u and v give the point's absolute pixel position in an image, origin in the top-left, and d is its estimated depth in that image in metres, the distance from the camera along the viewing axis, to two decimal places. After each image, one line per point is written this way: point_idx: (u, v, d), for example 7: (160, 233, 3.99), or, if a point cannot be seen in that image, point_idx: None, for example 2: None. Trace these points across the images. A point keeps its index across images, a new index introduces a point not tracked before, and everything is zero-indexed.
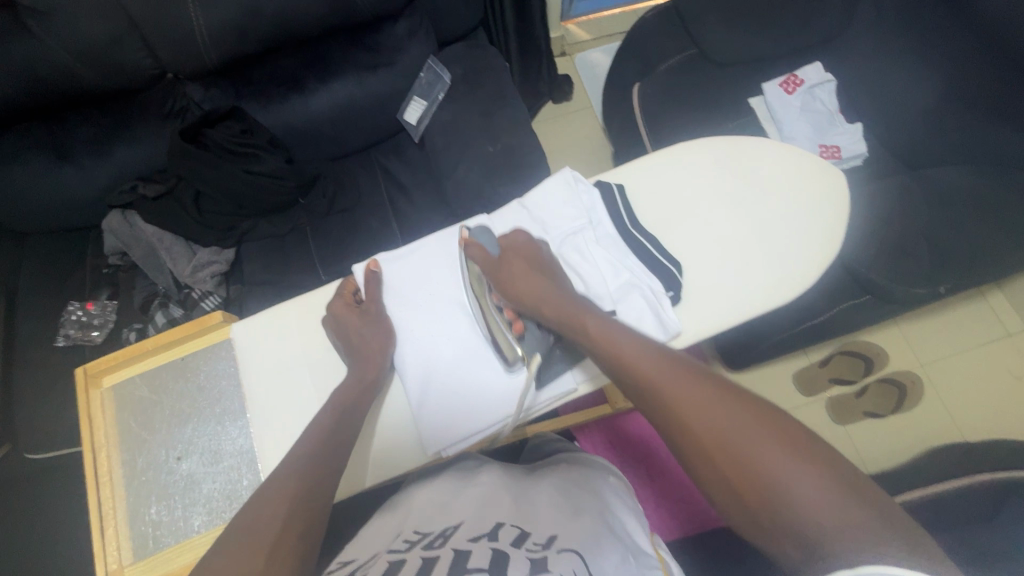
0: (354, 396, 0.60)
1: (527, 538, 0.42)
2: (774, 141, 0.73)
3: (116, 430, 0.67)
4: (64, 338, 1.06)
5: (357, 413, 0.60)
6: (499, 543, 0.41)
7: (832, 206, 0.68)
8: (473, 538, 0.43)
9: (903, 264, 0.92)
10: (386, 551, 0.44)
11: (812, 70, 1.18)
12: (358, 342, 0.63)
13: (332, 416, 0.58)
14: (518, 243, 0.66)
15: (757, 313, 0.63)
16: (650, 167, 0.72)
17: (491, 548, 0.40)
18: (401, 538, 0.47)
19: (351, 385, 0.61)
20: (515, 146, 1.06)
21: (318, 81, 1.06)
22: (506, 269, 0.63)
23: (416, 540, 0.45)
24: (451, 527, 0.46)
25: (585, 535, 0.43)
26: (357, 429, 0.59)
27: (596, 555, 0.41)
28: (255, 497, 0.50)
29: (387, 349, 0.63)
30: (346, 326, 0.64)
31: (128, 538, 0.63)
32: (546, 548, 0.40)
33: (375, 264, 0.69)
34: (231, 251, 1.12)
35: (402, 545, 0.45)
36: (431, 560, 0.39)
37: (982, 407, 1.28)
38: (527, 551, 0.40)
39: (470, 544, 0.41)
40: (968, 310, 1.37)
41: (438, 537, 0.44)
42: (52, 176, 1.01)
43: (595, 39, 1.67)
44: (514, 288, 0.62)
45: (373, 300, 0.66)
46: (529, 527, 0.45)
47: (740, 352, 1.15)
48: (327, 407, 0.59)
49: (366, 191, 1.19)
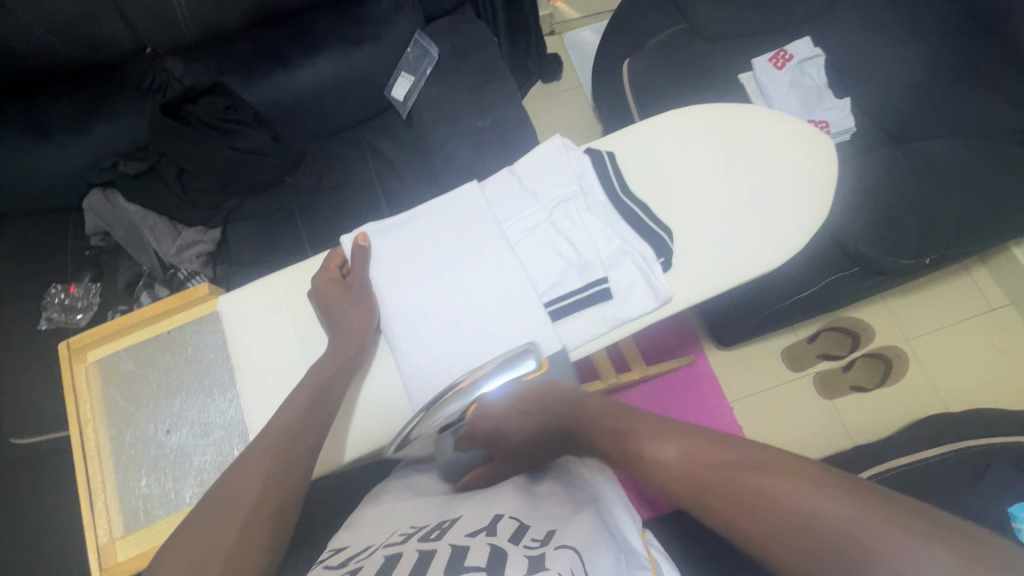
0: (337, 366, 0.60)
1: (525, 534, 0.42)
2: (762, 108, 0.72)
3: (103, 404, 0.66)
4: (47, 321, 1.05)
5: (335, 386, 0.60)
6: (498, 538, 0.41)
7: (821, 172, 0.69)
8: (471, 532, 0.43)
9: (891, 235, 0.93)
10: (383, 544, 0.44)
11: (801, 45, 1.16)
12: (342, 315, 0.62)
13: (311, 391, 0.58)
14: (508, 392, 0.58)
15: (748, 277, 0.64)
16: (640, 134, 0.72)
17: (489, 544, 0.40)
18: (398, 531, 0.47)
19: (336, 355, 0.61)
20: (504, 120, 1.05)
21: (303, 56, 1.04)
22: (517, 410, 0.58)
23: (412, 533, 0.45)
24: (448, 520, 0.47)
25: (581, 530, 0.43)
26: (339, 401, 0.59)
27: (592, 547, 0.40)
28: (222, 483, 0.50)
29: (371, 325, 0.63)
30: (332, 301, 0.63)
31: (119, 511, 0.62)
32: (545, 545, 0.40)
33: (363, 236, 0.67)
34: (218, 230, 1.09)
35: (398, 537, 0.45)
36: (428, 553, 0.40)
37: (965, 379, 1.31)
38: (525, 549, 0.39)
39: (467, 539, 0.41)
40: (953, 285, 1.39)
41: (434, 529, 0.45)
42: (29, 155, 0.98)
43: (583, 18, 1.65)
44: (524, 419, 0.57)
45: (361, 274, 0.65)
46: (528, 519, 0.45)
47: (731, 327, 1.16)
48: (306, 386, 0.58)
49: (355, 169, 1.17)
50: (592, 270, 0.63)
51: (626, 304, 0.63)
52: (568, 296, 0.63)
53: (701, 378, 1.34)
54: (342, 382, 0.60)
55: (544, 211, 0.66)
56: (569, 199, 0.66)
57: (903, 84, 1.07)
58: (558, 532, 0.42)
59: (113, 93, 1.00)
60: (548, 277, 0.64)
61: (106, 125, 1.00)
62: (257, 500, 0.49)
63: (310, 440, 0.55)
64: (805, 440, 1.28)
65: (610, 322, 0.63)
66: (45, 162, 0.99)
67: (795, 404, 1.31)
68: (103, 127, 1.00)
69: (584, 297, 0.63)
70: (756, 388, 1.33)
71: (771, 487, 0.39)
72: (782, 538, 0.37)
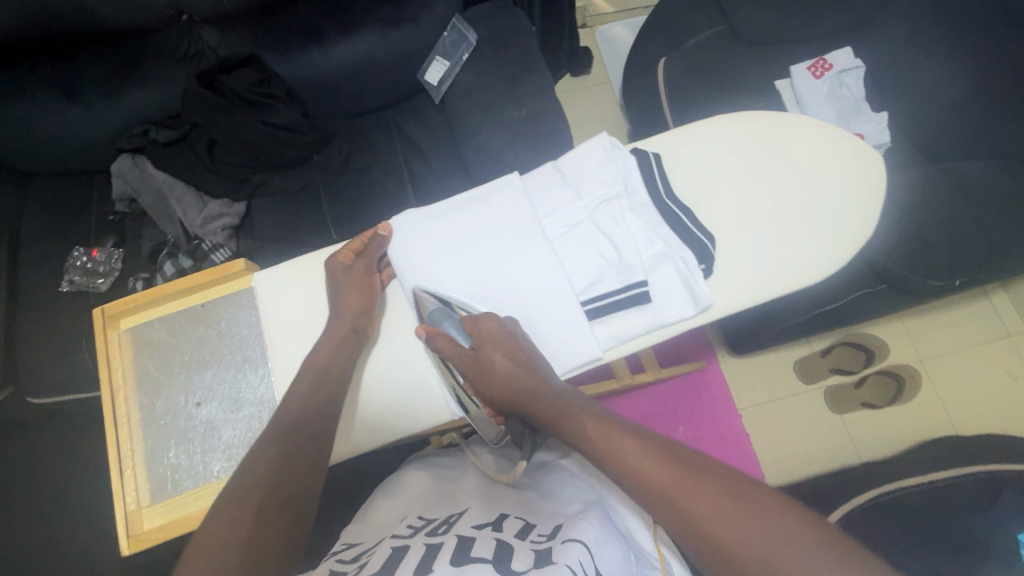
0: (333, 351, 0.60)
1: (531, 531, 0.46)
2: (812, 120, 0.71)
3: (134, 371, 0.66)
4: (68, 283, 1.05)
5: (334, 369, 0.59)
6: (505, 534, 0.45)
7: (869, 188, 0.68)
8: (477, 525, 0.47)
9: (922, 255, 0.92)
10: (392, 536, 0.47)
11: (842, 55, 1.15)
12: (340, 296, 0.63)
13: (307, 381, 0.58)
14: (491, 332, 0.58)
15: (785, 290, 0.64)
16: (687, 138, 0.71)
17: (496, 538, 0.44)
18: (406, 524, 0.51)
19: (330, 337, 0.60)
20: (539, 112, 1.03)
21: (339, 34, 1.02)
22: (483, 368, 0.57)
23: (420, 527, 0.48)
24: (455, 514, 0.51)
25: (588, 524, 0.46)
26: (341, 393, 0.59)
27: (596, 540, 0.44)
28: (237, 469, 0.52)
29: (369, 309, 0.63)
30: (337, 285, 0.63)
31: (146, 479, 0.62)
32: (550, 539, 0.44)
33: (386, 226, 0.67)
34: (243, 204, 1.09)
35: (407, 530, 0.48)
36: (435, 547, 0.42)
37: (976, 403, 1.30)
38: (532, 543, 0.43)
39: (474, 531, 0.45)
40: (970, 308, 1.38)
41: (442, 523, 0.48)
42: (58, 115, 0.97)
43: (618, 12, 1.64)
44: (494, 386, 0.57)
45: (365, 259, 0.65)
46: (533, 520, 0.49)
47: (748, 336, 1.16)
48: (308, 368, 0.59)
49: (381, 153, 1.16)
50: (634, 271, 0.62)
51: (665, 308, 0.63)
52: (606, 297, 0.63)
53: (713, 385, 1.34)
54: (340, 366, 0.60)
55: (586, 209, 0.65)
56: (613, 199, 0.65)
57: (942, 105, 1.06)
58: (565, 527, 0.46)
59: (145, 60, 1.00)
60: (587, 276, 0.64)
61: (137, 90, 0.99)
62: (271, 486, 0.51)
63: (321, 416, 0.57)
64: (812, 454, 1.28)
65: (649, 324, 0.63)
66: (75, 125, 0.99)
67: (804, 417, 1.31)
68: (137, 92, 0.99)
69: (622, 298, 0.63)
70: (766, 398, 1.33)
71: (681, 492, 0.45)
72: (678, 519, 0.44)
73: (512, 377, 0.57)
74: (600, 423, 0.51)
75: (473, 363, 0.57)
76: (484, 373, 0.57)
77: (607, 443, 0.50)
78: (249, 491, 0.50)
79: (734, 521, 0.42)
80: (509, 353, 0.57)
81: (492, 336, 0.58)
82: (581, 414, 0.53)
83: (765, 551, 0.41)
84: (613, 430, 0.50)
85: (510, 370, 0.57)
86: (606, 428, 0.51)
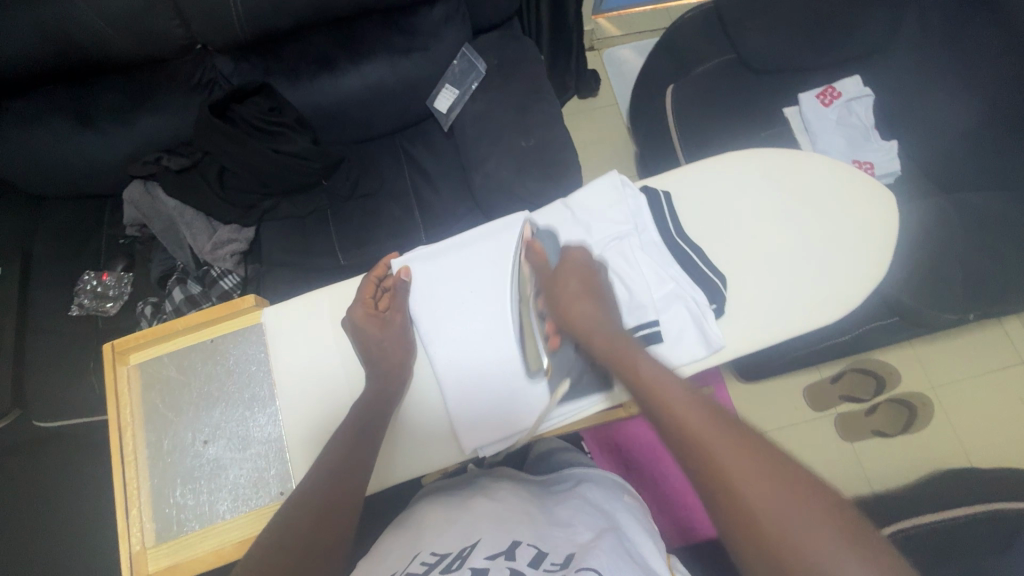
0: (375, 400, 0.60)
1: (545, 559, 0.45)
2: (822, 157, 0.71)
3: (142, 409, 0.66)
4: (78, 307, 1.06)
5: (380, 419, 0.59)
6: (517, 563, 0.44)
7: (882, 227, 0.67)
8: (491, 555, 0.45)
9: (934, 287, 0.91)
10: (405, 574, 0.45)
11: (851, 83, 1.16)
12: (378, 353, 0.63)
13: (354, 428, 0.57)
14: (576, 261, 0.63)
15: (797, 330, 0.63)
16: (695, 175, 0.71)
17: (510, 569, 0.42)
18: (418, 559, 0.48)
19: (376, 386, 0.61)
20: (548, 140, 1.04)
21: (350, 62, 1.03)
22: (560, 286, 0.62)
23: (433, 563, 0.46)
24: (468, 546, 0.49)
25: (600, 554, 0.45)
26: (378, 443, 0.58)
27: (610, 568, 0.43)
28: (283, 512, 0.51)
29: (405, 359, 0.64)
30: (369, 338, 0.63)
31: (151, 520, 0.62)
32: (563, 569, 0.43)
33: (407, 270, 0.68)
34: (251, 230, 1.10)
35: (420, 566, 0.46)
36: None
37: (989, 432, 1.28)
38: (546, 573, 0.42)
39: (488, 561, 0.44)
40: (981, 334, 1.36)
41: (455, 559, 0.46)
42: (74, 142, 0.99)
43: (624, 36, 1.65)
44: (564, 311, 0.61)
45: (398, 311, 0.67)
46: (546, 548, 0.48)
47: (757, 364, 1.15)
48: (352, 419, 0.58)
49: (390, 178, 1.17)
50: (645, 311, 0.62)
51: (676, 349, 0.63)
52: None
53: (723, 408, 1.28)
54: (370, 417, 0.58)
55: (596, 248, 0.66)
56: (622, 238, 0.65)
57: (953, 134, 1.05)
58: (578, 556, 0.45)
59: (159, 88, 1.01)
60: None
61: (151, 117, 1.00)
62: (314, 536, 0.49)
63: (357, 460, 0.56)
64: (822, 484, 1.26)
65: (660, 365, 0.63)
66: (90, 149, 1.00)
67: (814, 445, 1.29)
68: (149, 120, 1.00)
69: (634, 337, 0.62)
70: (775, 426, 1.32)
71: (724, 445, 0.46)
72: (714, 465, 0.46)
73: (577, 298, 0.61)
74: (660, 373, 0.53)
75: (552, 282, 0.63)
76: (559, 293, 0.62)
77: (656, 389, 0.52)
78: (299, 527, 0.49)
79: (771, 491, 0.43)
80: (586, 281, 0.62)
81: (576, 261, 0.63)
82: (638, 359, 0.55)
83: (789, 518, 0.42)
84: (664, 376, 0.53)
85: (581, 295, 0.61)
86: (661, 377, 0.53)
